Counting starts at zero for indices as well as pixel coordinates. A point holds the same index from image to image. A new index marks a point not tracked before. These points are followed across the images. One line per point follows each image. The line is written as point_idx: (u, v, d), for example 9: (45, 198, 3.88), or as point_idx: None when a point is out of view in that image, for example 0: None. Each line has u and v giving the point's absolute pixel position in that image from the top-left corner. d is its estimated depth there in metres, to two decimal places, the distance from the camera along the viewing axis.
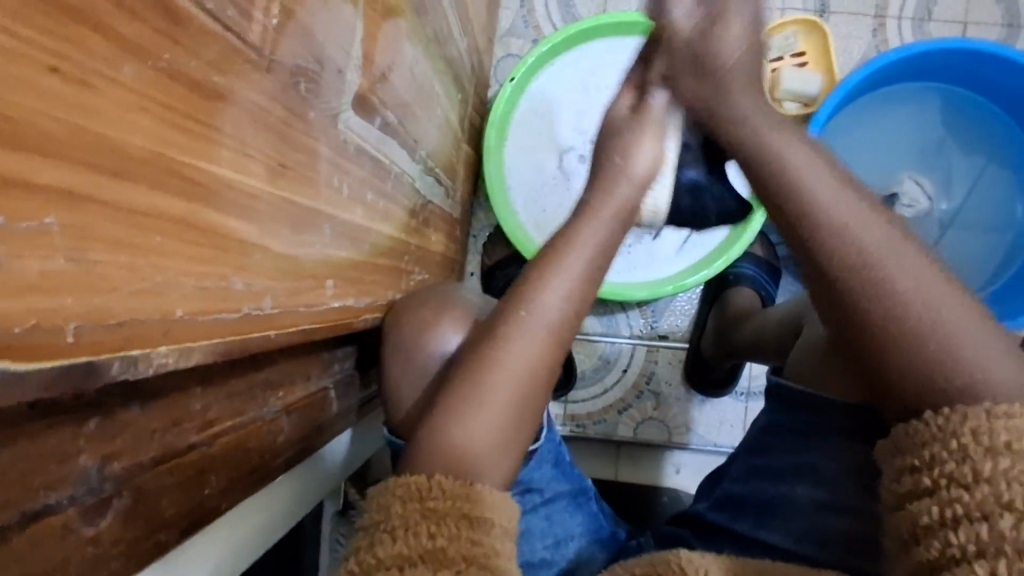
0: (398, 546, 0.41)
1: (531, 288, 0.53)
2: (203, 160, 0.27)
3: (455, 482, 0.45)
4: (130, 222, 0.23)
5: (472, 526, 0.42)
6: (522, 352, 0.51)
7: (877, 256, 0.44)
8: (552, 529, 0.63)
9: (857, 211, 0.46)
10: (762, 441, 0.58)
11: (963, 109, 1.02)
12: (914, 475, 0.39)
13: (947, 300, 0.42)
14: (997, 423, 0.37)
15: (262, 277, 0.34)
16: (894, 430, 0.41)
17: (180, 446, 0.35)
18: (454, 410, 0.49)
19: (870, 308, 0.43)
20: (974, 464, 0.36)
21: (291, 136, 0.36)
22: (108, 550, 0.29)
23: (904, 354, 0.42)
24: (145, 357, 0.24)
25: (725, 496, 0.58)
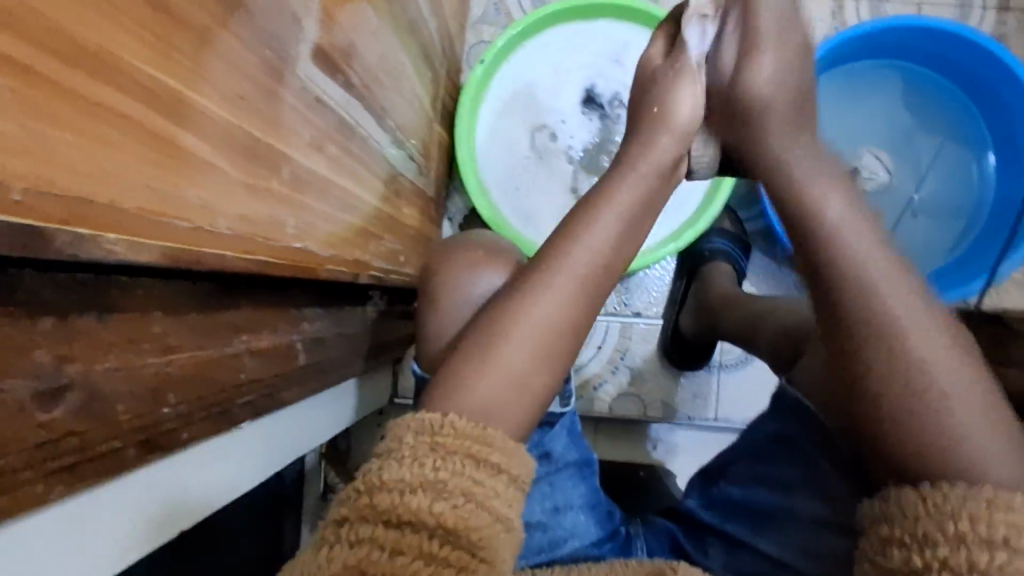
0: (404, 471, 0.43)
1: (565, 242, 0.56)
2: (152, 68, 0.30)
3: (468, 424, 0.47)
4: (70, 105, 0.25)
5: (476, 466, 0.45)
6: (550, 302, 0.54)
7: (897, 321, 0.48)
8: (553, 495, 0.66)
9: (886, 277, 0.50)
10: (762, 450, 0.64)
11: (924, 90, 1.06)
12: (903, 550, 0.41)
13: (955, 378, 0.46)
14: (997, 516, 0.39)
15: (213, 194, 0.36)
16: (886, 499, 0.44)
17: (138, 364, 0.36)
18: (475, 361, 0.52)
19: (887, 369, 0.47)
20: (971, 553, 0.38)
21: (248, 69, 0.38)
22: (65, 442, 0.31)
23: (911, 420, 0.45)
24: (93, 239, 0.26)
25: (718, 497, 0.66)
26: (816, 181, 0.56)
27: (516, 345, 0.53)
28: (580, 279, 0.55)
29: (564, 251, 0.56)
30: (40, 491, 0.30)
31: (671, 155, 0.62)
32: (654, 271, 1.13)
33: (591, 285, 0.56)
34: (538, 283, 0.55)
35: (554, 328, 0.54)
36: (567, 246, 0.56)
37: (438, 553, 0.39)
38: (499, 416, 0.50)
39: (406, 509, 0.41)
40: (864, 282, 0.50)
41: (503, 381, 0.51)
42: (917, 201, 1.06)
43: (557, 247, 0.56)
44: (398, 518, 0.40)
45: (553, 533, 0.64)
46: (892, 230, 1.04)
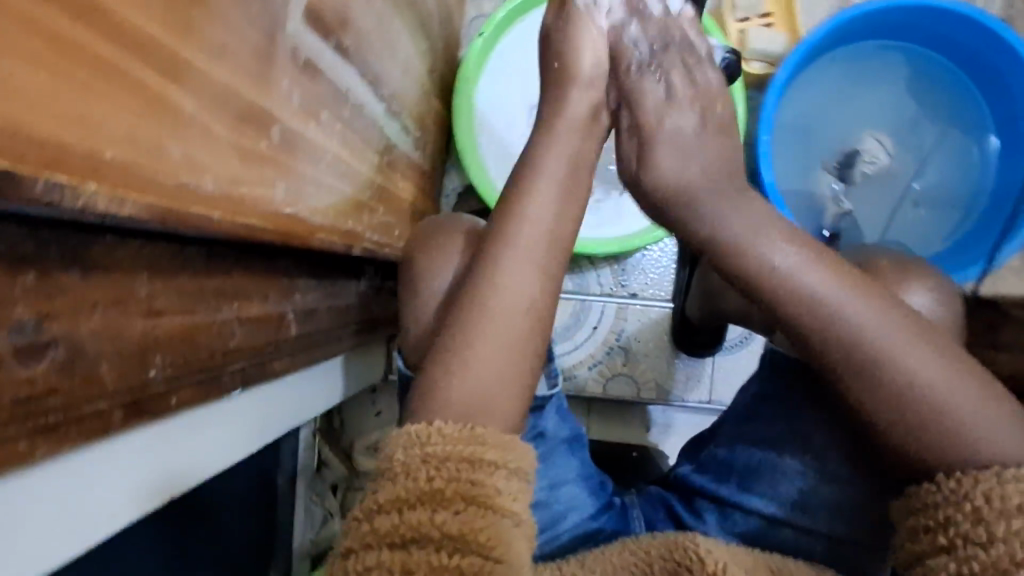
0: (400, 487, 0.43)
1: (512, 221, 0.55)
2: (133, 13, 0.28)
3: (456, 427, 0.46)
4: (49, 47, 0.24)
5: (472, 468, 0.44)
6: (512, 281, 0.53)
7: (876, 346, 0.47)
8: (547, 472, 0.65)
9: (849, 303, 0.48)
10: (747, 412, 0.65)
11: (924, 71, 1.05)
12: (929, 533, 0.43)
13: (946, 379, 0.46)
14: (1009, 486, 0.41)
15: (199, 150, 0.35)
16: (907, 493, 0.46)
17: (123, 325, 0.36)
18: (453, 360, 0.50)
19: (877, 391, 0.46)
20: (989, 525, 0.40)
21: (235, 23, 0.37)
22: (46, 401, 0.30)
23: (913, 431, 0.46)
24: (73, 188, 0.25)
25: (709, 458, 0.66)
26: (759, 215, 0.53)
27: (486, 330, 0.51)
28: (539, 260, 0.54)
29: (510, 231, 0.55)
30: (27, 450, 0.29)
31: (587, 106, 0.60)
32: (652, 252, 1.12)
33: (549, 257, 0.55)
34: (500, 260, 0.54)
35: (524, 305, 0.53)
36: (521, 225, 0.55)
37: (449, 564, 0.40)
38: (496, 404, 0.49)
39: (408, 526, 0.41)
40: (816, 316, 0.48)
41: (484, 371, 0.50)
42: (914, 190, 1.06)
43: (506, 224, 0.55)
44: (402, 538, 0.41)
45: (552, 509, 0.64)
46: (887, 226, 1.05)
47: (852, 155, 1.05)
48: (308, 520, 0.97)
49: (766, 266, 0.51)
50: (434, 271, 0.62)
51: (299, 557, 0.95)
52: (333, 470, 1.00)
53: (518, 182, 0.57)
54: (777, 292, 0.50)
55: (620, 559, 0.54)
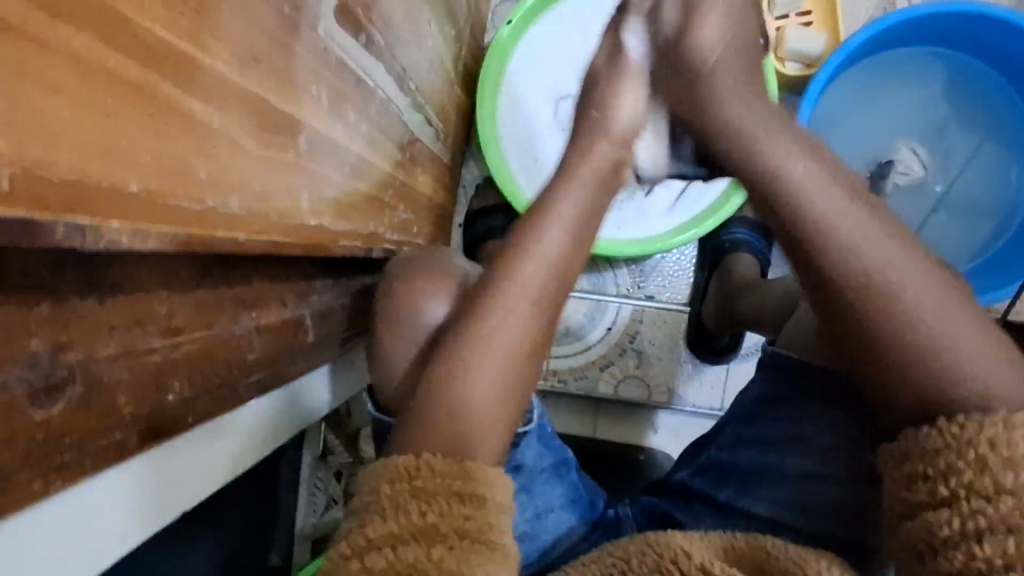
0: (389, 524, 0.40)
1: (520, 248, 0.51)
2: (160, 26, 0.26)
3: (445, 461, 0.43)
4: (72, 72, 0.22)
5: (463, 502, 0.41)
6: (515, 309, 0.49)
7: (880, 265, 0.43)
8: (533, 502, 0.63)
9: (864, 227, 0.44)
10: (749, 410, 0.61)
11: (967, 82, 1.00)
12: (928, 483, 0.38)
13: (948, 321, 0.42)
14: (1015, 433, 0.37)
15: (226, 170, 0.32)
16: (903, 436, 0.41)
17: (140, 348, 0.34)
18: (463, 362, 0.48)
19: (874, 313, 0.43)
20: (996, 475, 0.36)
21: (265, 29, 0.34)
22: (59, 439, 0.28)
23: (907, 360, 0.42)
24: (97, 230, 0.23)
25: (707, 462, 0.62)
26: (781, 134, 0.50)
27: (483, 365, 0.48)
28: (541, 292, 0.50)
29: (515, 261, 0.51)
30: (42, 488, 0.28)
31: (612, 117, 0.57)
32: (672, 254, 1.10)
33: (554, 286, 0.51)
34: (518, 262, 0.50)
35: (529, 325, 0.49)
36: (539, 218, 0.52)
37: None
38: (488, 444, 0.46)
39: (402, 564, 0.38)
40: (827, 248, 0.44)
41: (489, 380, 0.47)
42: (947, 198, 1.02)
43: (529, 221, 0.52)
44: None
45: (539, 542, 0.62)
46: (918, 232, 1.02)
47: (886, 165, 1.01)
48: (310, 504, 0.95)
49: (780, 172, 0.48)
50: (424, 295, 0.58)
51: (301, 540, 0.93)
52: (338, 456, 0.99)
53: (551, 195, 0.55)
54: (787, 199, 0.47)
55: (599, 565, 0.50)
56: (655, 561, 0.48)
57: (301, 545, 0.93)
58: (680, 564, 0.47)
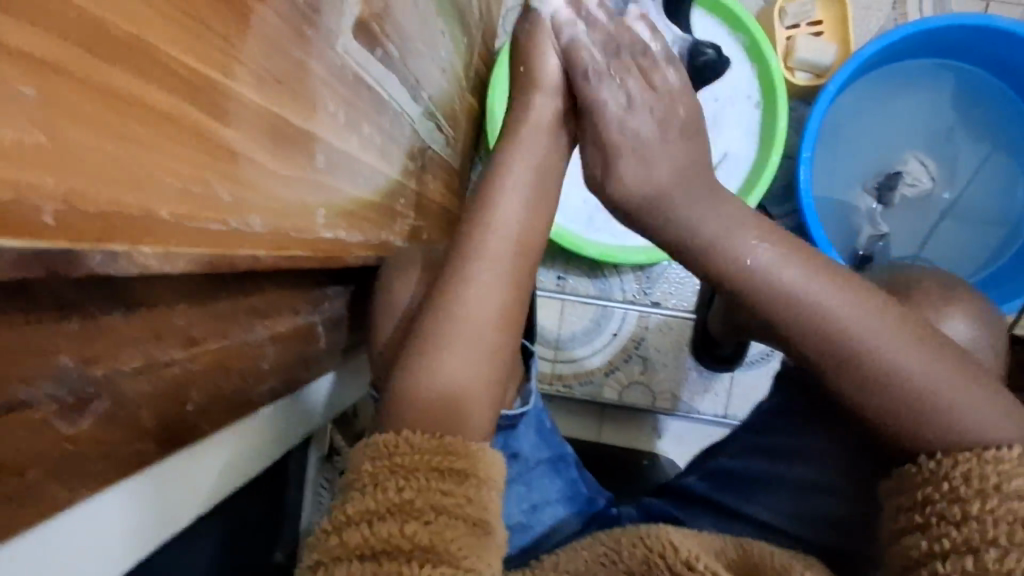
0: (367, 501, 0.41)
1: (472, 237, 0.53)
2: (190, 57, 0.27)
3: (426, 437, 0.44)
4: (110, 107, 0.22)
5: (442, 478, 0.42)
6: (479, 286, 0.51)
7: (846, 324, 0.45)
8: (529, 495, 0.64)
9: (846, 304, 0.45)
10: (756, 424, 0.63)
11: (976, 94, 1.01)
12: (908, 513, 0.41)
13: (918, 356, 0.43)
14: (988, 468, 0.39)
15: (248, 190, 0.33)
16: (893, 473, 0.44)
17: (161, 361, 0.34)
18: (432, 348, 0.49)
19: (848, 364, 0.44)
20: (965, 503, 0.39)
21: (286, 50, 0.35)
22: (87, 452, 0.29)
23: (888, 397, 0.43)
24: (127, 254, 0.24)
25: (714, 469, 0.63)
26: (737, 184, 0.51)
27: (447, 348, 0.49)
28: (502, 272, 0.52)
29: (471, 246, 0.53)
30: (67, 498, 0.29)
31: None
32: (678, 261, 1.10)
33: (519, 262, 0.53)
34: (479, 248, 0.52)
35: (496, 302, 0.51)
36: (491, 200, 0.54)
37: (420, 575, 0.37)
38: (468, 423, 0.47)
39: (376, 539, 0.38)
40: (803, 324, 0.46)
41: (461, 360, 0.49)
42: (954, 208, 1.03)
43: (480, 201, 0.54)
44: (371, 550, 0.38)
45: (533, 532, 0.63)
46: (925, 243, 1.03)
47: (894, 177, 1.01)
48: (315, 504, 0.98)
49: (730, 253, 0.48)
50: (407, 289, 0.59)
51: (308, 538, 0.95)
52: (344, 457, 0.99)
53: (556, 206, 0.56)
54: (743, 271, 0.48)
55: (590, 552, 0.52)
56: (644, 553, 0.50)
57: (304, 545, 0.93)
58: (667, 558, 0.48)
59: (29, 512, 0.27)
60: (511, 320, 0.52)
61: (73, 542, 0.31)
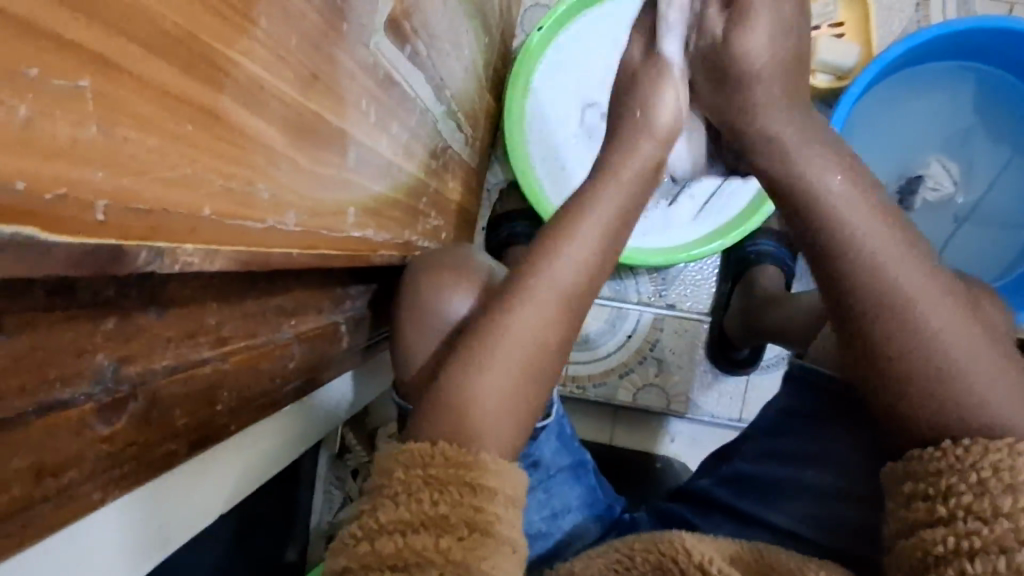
0: (401, 510, 0.41)
1: (543, 254, 0.51)
2: (235, 52, 0.26)
3: (459, 450, 0.44)
4: (159, 103, 0.22)
5: (474, 492, 0.42)
6: (535, 310, 0.49)
7: (917, 333, 0.43)
8: (550, 501, 0.63)
9: (926, 311, 0.44)
10: (777, 424, 0.62)
11: (1005, 97, 0.99)
12: (927, 502, 0.40)
13: (977, 372, 0.42)
14: (1018, 460, 0.39)
15: (285, 188, 0.33)
16: (908, 456, 0.42)
17: (195, 360, 0.34)
18: (480, 365, 0.48)
19: (908, 377, 0.43)
20: (994, 498, 0.38)
21: (324, 47, 0.34)
22: (122, 452, 0.29)
23: (929, 410, 0.42)
24: (171, 253, 0.23)
25: (732, 474, 0.63)
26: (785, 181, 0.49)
27: (506, 347, 0.48)
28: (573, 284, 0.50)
29: (551, 251, 0.51)
30: (101, 498, 0.28)
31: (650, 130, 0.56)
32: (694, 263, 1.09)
33: (579, 288, 0.50)
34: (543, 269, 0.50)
35: (550, 330, 0.49)
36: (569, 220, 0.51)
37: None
38: (504, 423, 0.47)
39: (410, 551, 0.39)
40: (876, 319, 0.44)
41: (505, 384, 0.47)
42: (973, 214, 1.01)
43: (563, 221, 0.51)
44: (404, 562, 0.39)
45: (553, 540, 0.62)
46: (943, 248, 1.02)
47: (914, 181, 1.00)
48: (326, 502, 0.98)
49: (828, 232, 0.46)
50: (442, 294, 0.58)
51: (316, 537, 0.96)
52: (356, 455, 0.98)
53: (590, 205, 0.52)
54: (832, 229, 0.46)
55: (604, 558, 0.51)
56: (657, 558, 0.49)
57: (316, 542, 0.96)
58: (680, 562, 0.48)
59: (66, 511, 0.26)
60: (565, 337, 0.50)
61: (87, 540, 0.31)
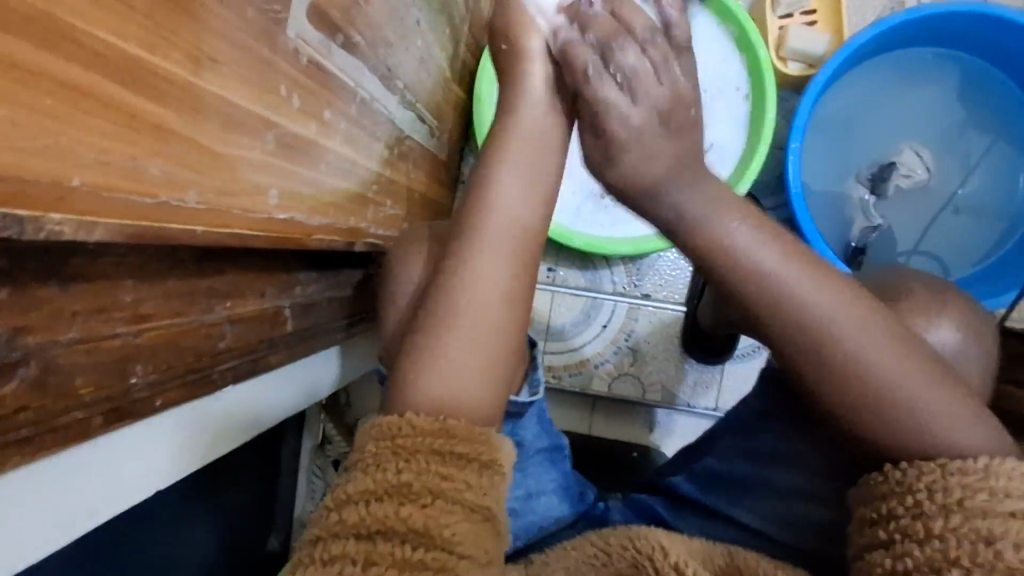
0: (369, 479, 0.40)
1: (472, 220, 0.50)
2: (103, 32, 0.28)
3: (428, 419, 0.43)
4: (8, 76, 0.24)
5: (443, 460, 0.41)
6: (479, 277, 0.48)
7: (836, 330, 0.42)
8: (525, 482, 0.60)
9: (836, 305, 0.42)
10: (745, 423, 0.61)
11: (977, 84, 0.98)
12: (872, 527, 0.40)
13: (884, 342, 0.42)
14: (952, 480, 0.38)
15: (182, 167, 0.35)
16: (862, 482, 0.42)
17: (104, 333, 0.36)
18: (427, 346, 0.47)
19: (837, 376, 0.42)
20: (927, 519, 0.37)
21: (223, 30, 0.36)
22: (15, 416, 0.31)
23: (860, 403, 0.42)
24: (33, 220, 0.25)
25: (702, 471, 0.61)
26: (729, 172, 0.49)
27: (446, 331, 0.47)
28: (507, 253, 0.49)
29: (475, 224, 0.50)
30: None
31: None
32: (668, 254, 1.10)
33: (518, 247, 0.50)
34: (476, 238, 0.50)
35: (496, 295, 0.48)
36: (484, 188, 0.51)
37: (412, 557, 0.36)
38: (467, 399, 0.45)
39: (374, 519, 0.38)
40: (810, 343, 0.42)
41: (458, 361, 0.46)
42: (953, 202, 1.00)
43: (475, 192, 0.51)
44: (369, 529, 0.38)
45: (525, 521, 0.59)
46: (921, 236, 1.01)
47: (888, 168, 0.98)
48: (309, 492, 0.96)
49: (725, 244, 0.44)
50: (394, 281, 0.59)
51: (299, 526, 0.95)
52: (336, 445, 0.97)
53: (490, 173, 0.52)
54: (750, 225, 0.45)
55: (580, 552, 0.50)
56: (632, 556, 0.48)
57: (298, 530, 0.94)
58: (655, 561, 0.47)
59: None
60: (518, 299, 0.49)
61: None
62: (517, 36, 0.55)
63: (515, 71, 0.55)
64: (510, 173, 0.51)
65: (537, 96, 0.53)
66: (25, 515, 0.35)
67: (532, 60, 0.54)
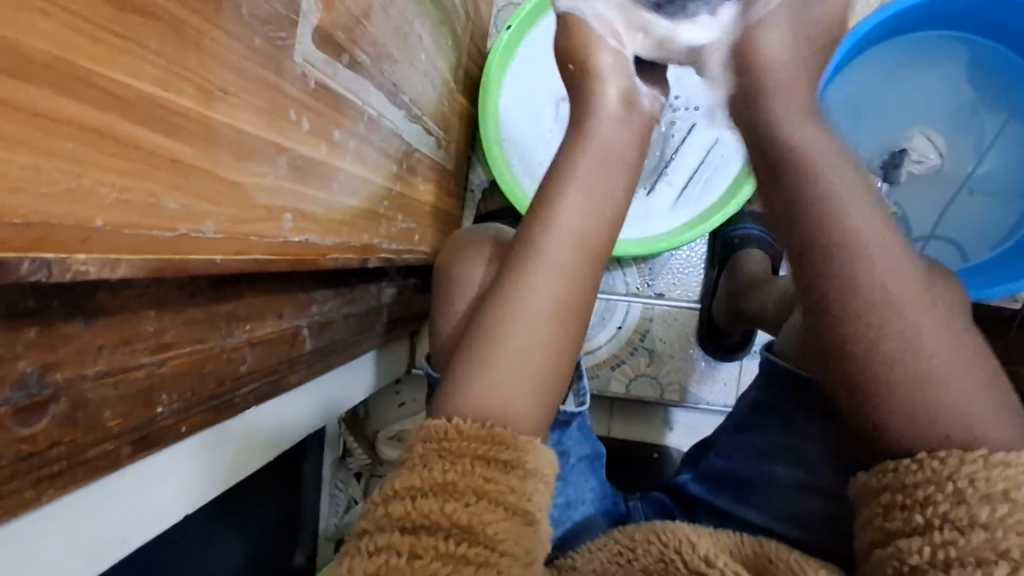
0: (415, 476, 0.41)
1: (537, 228, 0.49)
2: (119, 72, 0.29)
3: (475, 426, 0.43)
4: (31, 125, 0.25)
5: (488, 465, 0.41)
6: (532, 293, 0.47)
7: (893, 327, 0.41)
8: (564, 490, 0.59)
9: (913, 299, 0.41)
10: (744, 420, 0.60)
11: (990, 63, 0.96)
12: (904, 511, 0.38)
13: (939, 343, 0.41)
14: (994, 471, 0.36)
15: (200, 198, 0.36)
16: (879, 468, 0.40)
17: (129, 365, 0.36)
18: (477, 357, 0.46)
19: (887, 376, 0.40)
20: (971, 508, 0.36)
21: (230, 59, 0.36)
22: (46, 453, 0.31)
23: (898, 403, 0.40)
24: (60, 263, 0.26)
25: (709, 471, 0.61)
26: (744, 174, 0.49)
27: (500, 345, 0.46)
28: (566, 271, 0.48)
29: (538, 235, 0.49)
30: (31, 497, 0.31)
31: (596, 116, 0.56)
32: (680, 252, 1.09)
33: (578, 267, 0.49)
34: (534, 250, 0.49)
35: (548, 313, 0.47)
36: (553, 194, 0.50)
37: (456, 552, 0.37)
38: (520, 414, 0.45)
39: (417, 513, 0.39)
40: (857, 339, 0.42)
41: (504, 377, 0.45)
42: (970, 182, 0.99)
43: (541, 204, 0.50)
44: (413, 524, 0.39)
45: (564, 528, 0.58)
46: (939, 219, 0.99)
47: (899, 155, 0.98)
48: (333, 504, 0.97)
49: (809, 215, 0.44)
50: (446, 310, 0.62)
51: (324, 539, 0.96)
52: (358, 458, 0.97)
53: (546, 188, 0.51)
54: (798, 222, 0.45)
55: (605, 552, 0.50)
56: (659, 550, 0.48)
57: (325, 545, 0.95)
58: (684, 553, 0.47)
59: None
60: (569, 316, 0.48)
61: (30, 544, 0.33)
62: (585, 54, 0.53)
63: (587, 85, 0.53)
64: (579, 184, 0.50)
65: (612, 107, 0.52)
66: (62, 545, 0.36)
67: (600, 67, 0.53)
